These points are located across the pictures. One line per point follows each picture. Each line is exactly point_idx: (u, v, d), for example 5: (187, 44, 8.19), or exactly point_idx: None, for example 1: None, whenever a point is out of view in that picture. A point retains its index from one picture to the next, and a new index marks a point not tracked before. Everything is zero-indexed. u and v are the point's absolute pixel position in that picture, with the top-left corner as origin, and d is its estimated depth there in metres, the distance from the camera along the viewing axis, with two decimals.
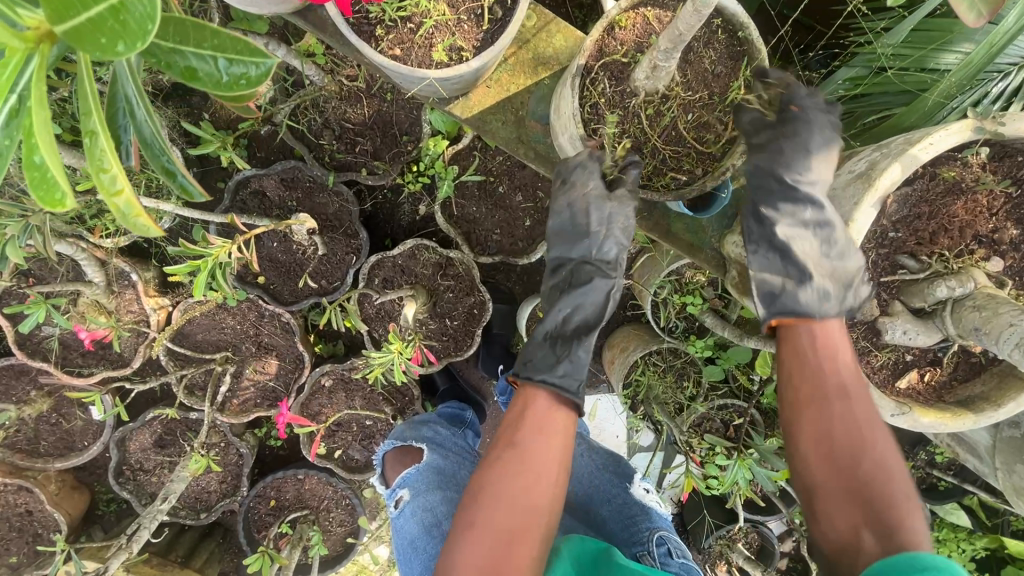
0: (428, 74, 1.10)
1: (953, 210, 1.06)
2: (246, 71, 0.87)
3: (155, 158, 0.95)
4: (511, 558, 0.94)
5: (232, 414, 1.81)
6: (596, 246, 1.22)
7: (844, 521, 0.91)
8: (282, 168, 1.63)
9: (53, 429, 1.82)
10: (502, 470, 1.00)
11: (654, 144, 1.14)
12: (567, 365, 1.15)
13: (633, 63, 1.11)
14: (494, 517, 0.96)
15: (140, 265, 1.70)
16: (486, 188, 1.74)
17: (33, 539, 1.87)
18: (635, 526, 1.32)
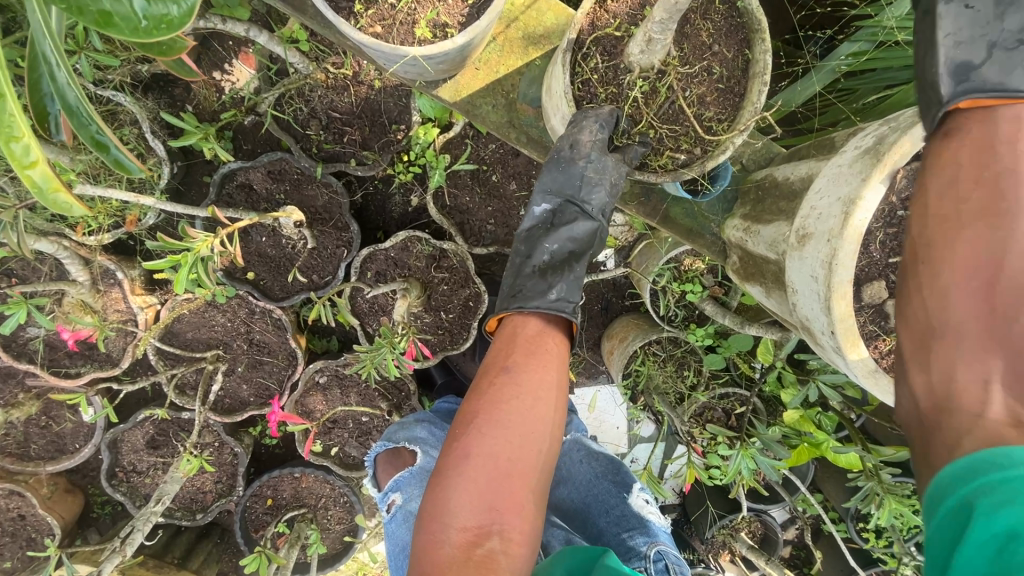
0: (410, 52, 1.05)
1: None
2: (168, 13, 0.74)
3: (83, 131, 0.89)
4: (512, 490, 0.91)
5: (224, 413, 1.78)
6: (585, 188, 1.17)
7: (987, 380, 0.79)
8: (268, 160, 1.58)
9: (43, 432, 1.79)
10: (494, 400, 0.97)
11: (649, 122, 1.09)
12: (559, 289, 1.16)
13: (627, 37, 1.07)
14: (490, 448, 0.93)
15: (126, 262, 1.65)
16: (479, 177, 1.70)
17: (27, 543, 1.84)
18: (630, 539, 1.27)
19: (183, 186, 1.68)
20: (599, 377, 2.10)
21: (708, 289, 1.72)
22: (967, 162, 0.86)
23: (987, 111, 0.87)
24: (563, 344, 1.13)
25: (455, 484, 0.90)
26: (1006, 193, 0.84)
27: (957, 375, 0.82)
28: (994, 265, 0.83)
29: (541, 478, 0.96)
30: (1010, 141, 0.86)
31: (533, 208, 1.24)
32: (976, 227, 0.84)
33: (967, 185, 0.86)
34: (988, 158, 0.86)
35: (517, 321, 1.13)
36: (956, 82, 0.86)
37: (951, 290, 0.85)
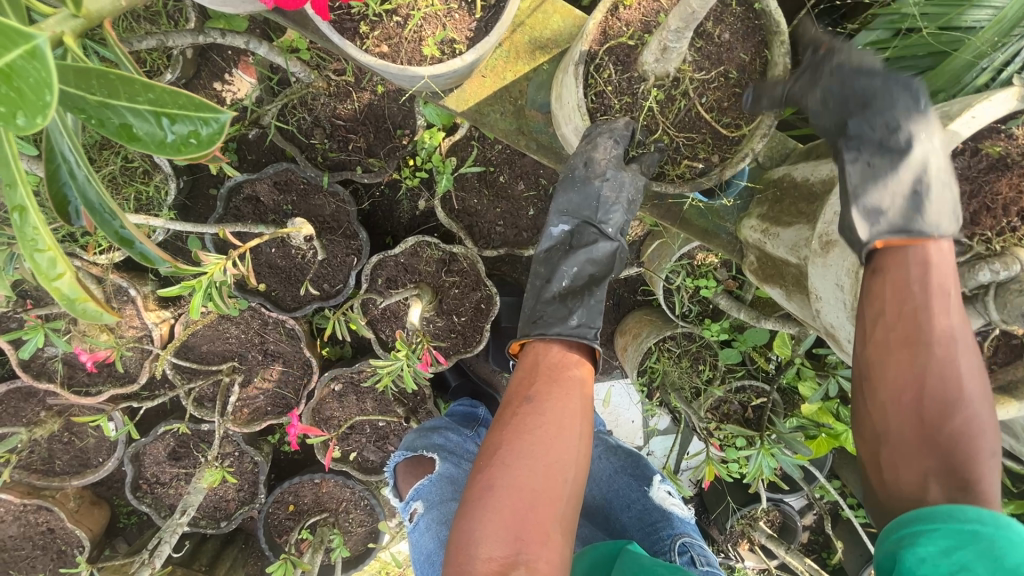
0: (418, 70, 1.03)
1: (995, 188, 1.00)
2: (195, 130, 0.70)
3: (107, 226, 0.84)
4: (537, 520, 0.91)
5: (242, 423, 1.78)
6: (603, 209, 1.17)
7: (910, 470, 0.85)
8: (274, 172, 1.58)
9: (67, 448, 1.82)
10: (517, 430, 0.97)
11: (666, 132, 1.08)
12: (581, 315, 1.16)
13: (640, 45, 1.04)
14: (514, 478, 0.93)
15: (138, 280, 1.65)
16: (486, 178, 1.68)
17: (58, 555, 1.88)
18: (656, 534, 1.28)
19: (190, 201, 1.67)
20: (613, 372, 2.10)
21: (722, 283, 1.69)
22: (893, 293, 0.88)
23: (900, 252, 0.89)
24: (587, 368, 1.12)
25: (480, 516, 0.90)
26: (926, 326, 0.87)
27: (903, 483, 0.86)
28: (918, 384, 0.87)
29: (568, 506, 0.96)
30: (921, 280, 0.88)
31: (551, 229, 1.23)
32: (896, 353, 0.88)
33: (893, 318, 0.88)
34: (909, 291, 0.87)
35: (538, 348, 1.13)
36: (872, 225, 0.88)
37: (889, 406, 0.89)
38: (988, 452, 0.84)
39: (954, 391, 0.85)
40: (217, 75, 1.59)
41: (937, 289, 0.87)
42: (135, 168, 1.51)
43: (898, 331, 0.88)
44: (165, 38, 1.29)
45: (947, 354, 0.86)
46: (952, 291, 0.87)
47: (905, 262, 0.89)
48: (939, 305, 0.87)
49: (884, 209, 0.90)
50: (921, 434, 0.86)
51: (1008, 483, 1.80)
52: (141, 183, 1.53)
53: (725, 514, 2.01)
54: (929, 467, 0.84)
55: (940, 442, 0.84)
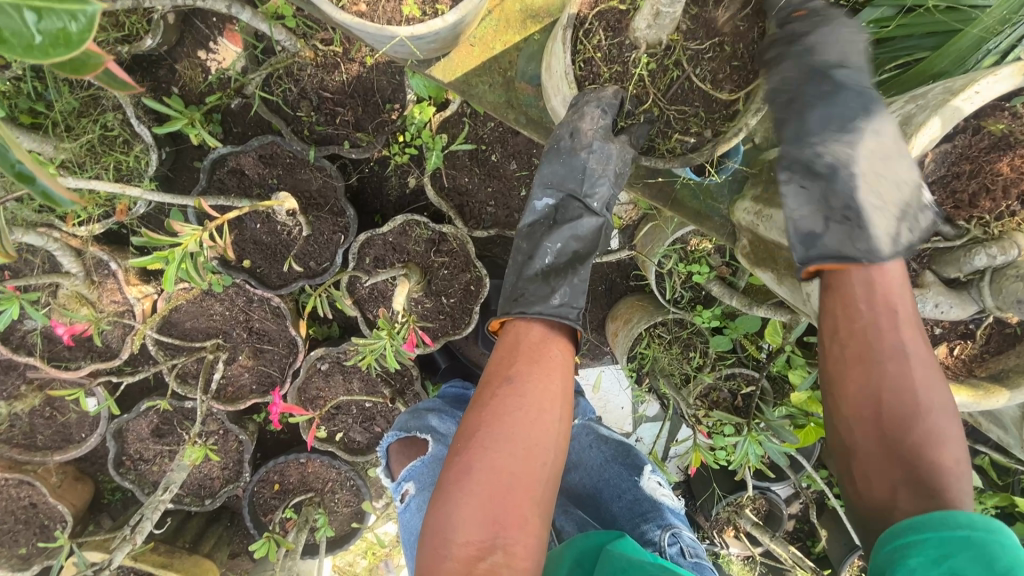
0: (397, 32, 0.99)
1: (998, 167, 0.98)
2: (65, 27, 0.58)
3: (3, 160, 0.74)
4: (515, 502, 0.89)
5: (227, 402, 1.76)
6: (588, 182, 1.15)
7: (881, 479, 0.90)
8: (259, 144, 1.53)
9: (49, 422, 1.79)
10: (496, 413, 0.95)
11: (659, 104, 1.06)
12: (563, 294, 1.12)
13: (632, 11, 1.01)
14: (492, 461, 0.91)
15: (119, 252, 1.62)
16: (477, 157, 1.64)
17: (40, 530, 1.86)
18: (644, 525, 1.26)
19: (172, 173, 1.63)
20: (603, 358, 2.08)
21: (715, 269, 1.67)
22: (843, 316, 0.98)
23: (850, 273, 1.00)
24: (568, 348, 1.09)
25: (457, 498, 0.89)
26: (874, 340, 0.96)
27: (874, 490, 0.91)
28: (877, 396, 0.93)
29: (547, 489, 0.94)
30: (869, 297, 0.98)
31: (535, 203, 1.21)
32: (853, 368, 0.96)
33: (845, 334, 0.98)
34: (857, 307, 0.97)
35: (518, 327, 1.10)
36: (805, 250, 0.99)
37: (852, 416, 0.96)
38: (955, 460, 0.88)
39: (911, 400, 0.91)
40: (200, 43, 1.54)
41: (883, 304, 0.97)
42: (114, 137, 1.46)
43: (851, 347, 0.97)
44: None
45: (898, 365, 0.93)
46: (901, 313, 0.96)
47: (851, 279, 0.99)
48: (879, 323, 0.96)
49: (819, 232, 0.99)
50: (887, 441, 0.91)
51: (994, 475, 1.81)
52: (120, 152, 1.48)
53: (711, 501, 2.02)
54: (894, 478, 0.89)
55: (901, 450, 0.90)
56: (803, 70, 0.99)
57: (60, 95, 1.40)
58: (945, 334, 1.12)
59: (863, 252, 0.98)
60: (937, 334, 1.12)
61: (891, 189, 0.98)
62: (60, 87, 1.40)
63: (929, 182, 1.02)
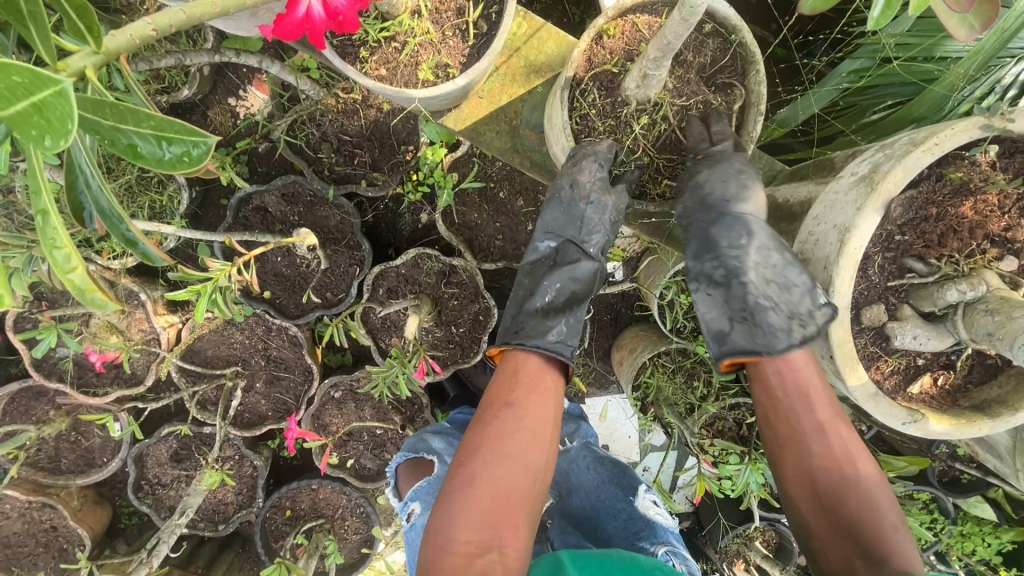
0: (414, 95, 1.12)
1: (961, 211, 1.06)
2: (189, 150, 0.72)
3: (116, 230, 0.89)
4: (510, 512, 0.95)
5: (243, 427, 1.83)
6: (586, 230, 1.24)
7: (836, 553, 0.95)
8: (282, 183, 1.64)
9: (73, 447, 1.87)
10: (498, 430, 1.01)
11: (649, 154, 1.20)
12: (559, 332, 1.18)
13: (623, 72, 1.14)
14: (493, 472, 0.97)
15: (149, 284, 1.71)
16: (486, 194, 1.74)
17: (59, 553, 1.91)
18: (638, 541, 1.32)
19: (201, 211, 1.74)
20: (609, 387, 2.12)
21: None
22: (766, 400, 1.07)
23: (763, 365, 1.09)
24: (561, 380, 1.16)
25: (457, 505, 0.95)
26: (796, 421, 1.04)
27: (833, 567, 0.95)
28: (812, 473, 1.01)
29: (537, 503, 1.01)
30: (782, 385, 1.06)
31: (537, 245, 1.30)
32: (785, 450, 1.04)
33: (776, 420, 1.06)
34: (776, 394, 1.06)
35: (515, 353, 1.16)
36: (717, 347, 1.13)
37: (798, 501, 1.02)
38: (893, 527, 0.93)
39: (841, 475, 0.98)
40: (231, 92, 1.67)
41: (798, 391, 1.06)
42: (150, 179, 1.58)
43: (781, 431, 1.06)
44: (183, 58, 1.39)
45: (820, 434, 1.02)
46: (813, 390, 1.05)
47: (764, 371, 1.08)
48: (791, 395, 1.05)
49: (726, 330, 1.12)
50: (835, 518, 0.97)
51: (1008, 509, 1.79)
52: (155, 192, 1.60)
53: (718, 532, 2.01)
54: (848, 554, 0.93)
55: (846, 527, 0.95)
56: (700, 199, 1.14)
57: None
58: (928, 365, 1.15)
59: (765, 347, 1.07)
60: (920, 365, 1.15)
61: (777, 289, 1.09)
62: None
63: (900, 224, 1.09)
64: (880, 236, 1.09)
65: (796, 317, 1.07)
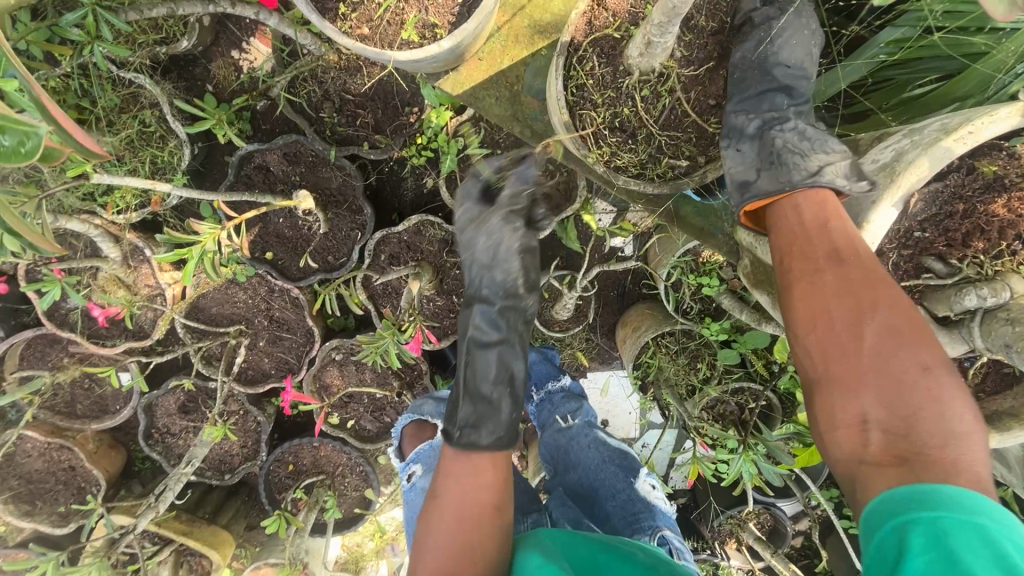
0: (392, 57, 1.08)
1: (991, 209, 1.00)
2: (18, 142, 0.85)
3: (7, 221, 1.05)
4: (470, 555, 0.98)
5: (246, 384, 1.86)
6: (499, 257, 1.18)
7: (849, 409, 0.86)
8: (284, 142, 1.60)
9: (87, 393, 1.94)
10: (441, 493, 1.08)
11: (649, 131, 1.14)
12: (489, 416, 1.15)
13: (625, 37, 1.11)
14: (447, 530, 1.02)
15: (154, 240, 1.71)
16: (492, 161, 1.68)
17: (77, 492, 2.02)
18: (637, 522, 1.35)
19: (205, 167, 1.72)
20: (613, 363, 2.09)
21: (727, 282, 1.67)
22: (790, 243, 0.99)
23: (788, 204, 1.02)
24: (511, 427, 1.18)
25: (425, 572, 0.99)
26: (816, 258, 0.95)
27: (842, 420, 0.87)
28: (825, 308, 0.91)
29: (502, 542, 1.02)
30: (807, 219, 0.99)
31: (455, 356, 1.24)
32: (796, 287, 0.96)
33: (788, 254, 0.99)
34: (798, 230, 0.99)
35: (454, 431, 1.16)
36: (740, 196, 1.08)
37: (816, 347, 0.92)
38: (922, 368, 0.82)
39: (858, 313, 0.88)
40: (233, 44, 1.62)
41: (818, 223, 0.98)
42: (151, 133, 1.55)
43: (793, 267, 0.97)
44: (175, 8, 1.35)
45: (843, 274, 0.91)
46: (838, 225, 0.96)
47: (784, 210, 1.03)
48: (820, 237, 0.96)
49: (749, 181, 1.07)
50: (860, 373, 0.86)
51: None
52: (156, 146, 1.57)
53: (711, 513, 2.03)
54: (863, 404, 0.85)
55: (867, 373, 0.85)
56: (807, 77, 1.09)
57: (104, 93, 1.50)
58: None
59: (787, 184, 1.02)
60: None
61: (811, 143, 1.04)
62: (103, 85, 1.49)
63: (920, 220, 1.04)
64: (897, 232, 1.04)
65: (833, 166, 1.00)
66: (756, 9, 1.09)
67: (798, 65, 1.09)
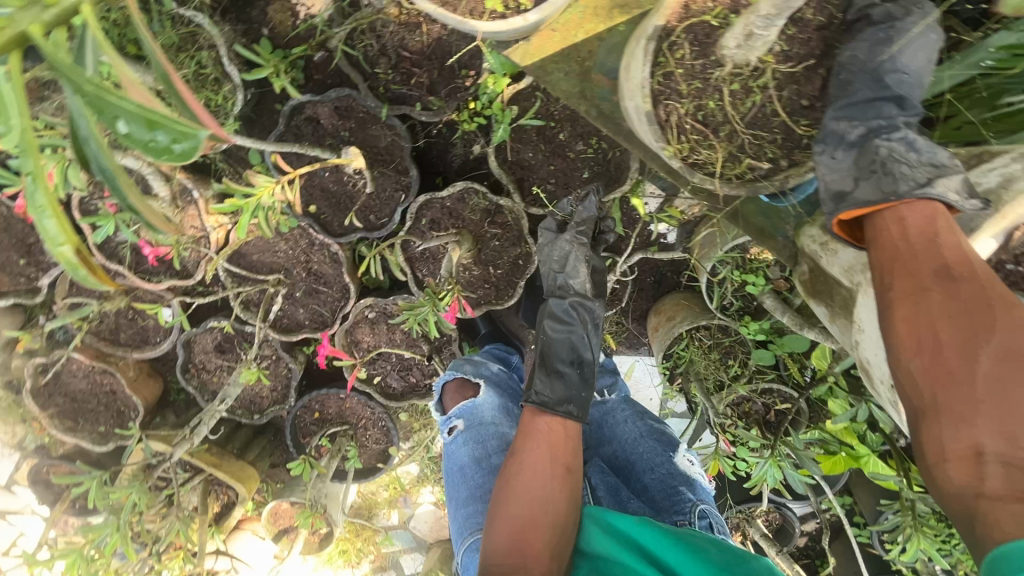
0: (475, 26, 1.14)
1: None
2: (170, 146, 0.69)
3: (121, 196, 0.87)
4: (526, 539, 1.10)
5: (282, 331, 1.91)
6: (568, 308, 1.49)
7: (961, 445, 0.77)
8: (336, 96, 1.57)
9: (131, 323, 2.01)
10: (505, 485, 1.20)
11: (735, 128, 1.10)
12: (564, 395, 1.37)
13: (723, 25, 1.05)
14: (507, 518, 1.14)
15: (202, 183, 1.72)
16: (545, 133, 1.63)
17: (117, 414, 2.13)
18: (677, 495, 1.31)
19: (255, 115, 1.71)
20: (639, 349, 2.08)
21: (772, 282, 1.61)
22: (890, 256, 0.90)
23: (880, 216, 0.95)
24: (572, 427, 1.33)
25: (487, 533, 1.14)
26: (921, 274, 0.85)
27: (951, 455, 0.78)
28: (935, 328, 0.81)
29: (553, 527, 1.13)
30: (904, 233, 0.91)
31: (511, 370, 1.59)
32: (898, 304, 0.86)
33: (891, 269, 0.89)
34: (896, 244, 0.91)
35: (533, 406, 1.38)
36: (834, 206, 0.99)
37: (916, 372, 0.83)
38: None
39: (973, 335, 0.79)
40: None
41: (925, 238, 0.88)
42: (207, 75, 1.54)
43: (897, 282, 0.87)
44: None
45: (955, 291, 0.82)
46: (947, 238, 0.87)
47: (885, 223, 0.94)
48: (927, 254, 0.87)
49: (847, 191, 0.98)
50: (975, 398, 0.76)
51: None
52: (211, 90, 1.55)
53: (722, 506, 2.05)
54: (984, 442, 0.75)
55: (983, 403, 0.76)
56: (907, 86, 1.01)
57: (163, 30, 1.49)
58: None
59: (893, 193, 0.92)
60: None
61: (919, 154, 0.96)
62: (164, 22, 1.48)
63: (1016, 253, 0.98)
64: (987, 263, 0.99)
65: (943, 177, 0.91)
66: (874, 5, 1.01)
67: (903, 62, 1.01)
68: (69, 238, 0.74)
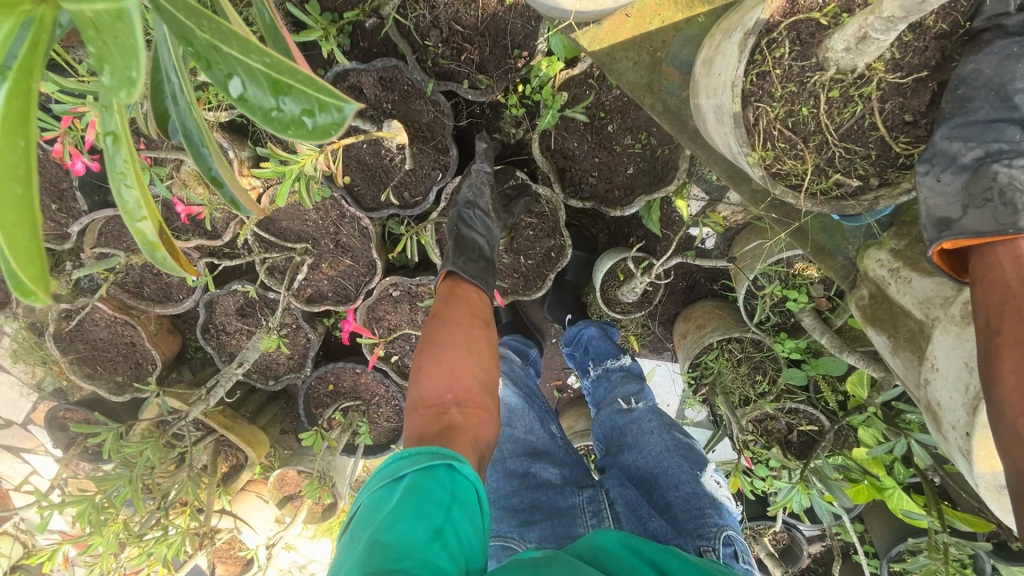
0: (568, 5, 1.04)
1: None
2: (308, 110, 0.53)
3: (202, 164, 0.79)
4: (458, 385, 1.13)
5: (304, 302, 1.88)
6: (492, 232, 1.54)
7: None
8: (382, 66, 1.52)
9: (155, 278, 2.00)
10: (426, 340, 1.22)
11: (827, 139, 1.05)
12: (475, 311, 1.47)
13: (834, 25, 0.99)
14: (435, 372, 1.15)
15: (238, 143, 1.69)
16: (593, 123, 1.56)
17: (134, 367, 2.13)
18: (701, 517, 1.20)
19: None
20: (662, 354, 2.03)
21: (813, 300, 1.56)
22: (996, 302, 0.86)
23: (986, 255, 0.92)
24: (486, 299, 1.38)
25: (425, 365, 1.15)
26: None
27: None
28: None
29: (482, 387, 1.17)
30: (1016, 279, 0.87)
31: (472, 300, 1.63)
32: (1008, 353, 0.82)
33: (996, 316, 0.85)
34: (1005, 286, 0.87)
35: (453, 274, 1.43)
36: (937, 232, 0.96)
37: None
38: None
39: None
40: None
41: None
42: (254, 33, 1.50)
43: (1006, 330, 0.83)
44: None
45: None
46: None
47: (996, 262, 0.91)
48: None
49: (955, 218, 0.95)
50: None
51: None
52: None
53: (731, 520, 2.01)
54: None
55: None
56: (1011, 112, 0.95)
57: None
58: None
59: (1010, 227, 0.90)
60: None
61: None
62: None
63: None
64: None
65: None
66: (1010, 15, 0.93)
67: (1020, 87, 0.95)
68: (154, 216, 0.64)
